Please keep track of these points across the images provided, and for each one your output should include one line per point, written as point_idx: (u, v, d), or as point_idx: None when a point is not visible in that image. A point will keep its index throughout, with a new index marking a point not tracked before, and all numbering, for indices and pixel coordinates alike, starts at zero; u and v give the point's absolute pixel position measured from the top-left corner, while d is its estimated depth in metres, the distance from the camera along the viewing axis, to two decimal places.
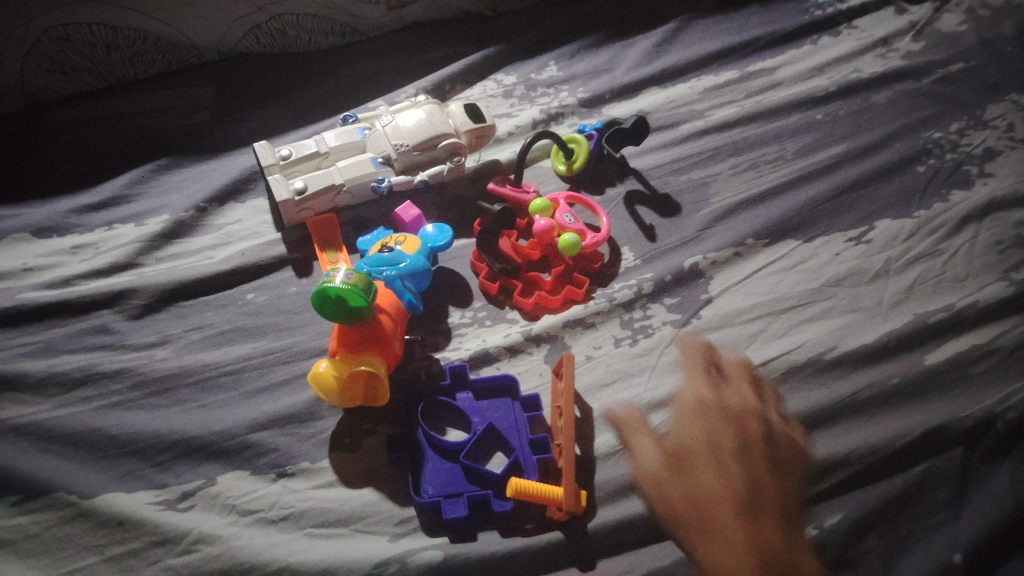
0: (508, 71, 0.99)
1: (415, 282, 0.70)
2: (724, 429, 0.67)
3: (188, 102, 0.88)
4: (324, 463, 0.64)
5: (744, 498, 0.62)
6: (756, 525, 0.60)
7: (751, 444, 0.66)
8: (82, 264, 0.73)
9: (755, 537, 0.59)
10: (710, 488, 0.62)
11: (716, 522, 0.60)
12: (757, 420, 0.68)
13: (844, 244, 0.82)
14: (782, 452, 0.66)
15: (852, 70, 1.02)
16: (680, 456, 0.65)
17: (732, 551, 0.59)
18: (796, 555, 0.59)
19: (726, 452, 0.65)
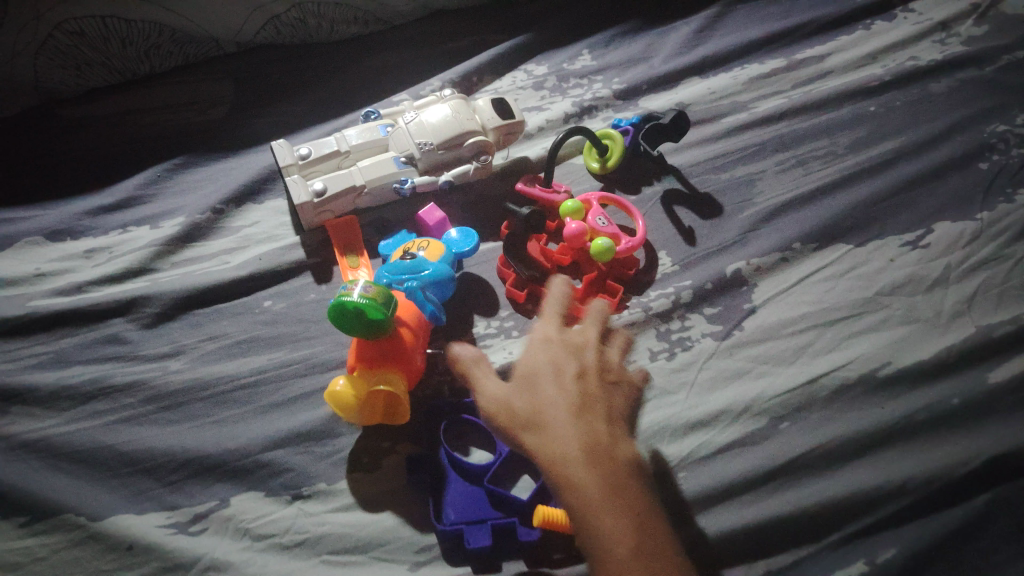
0: (539, 62, 0.95)
1: (437, 293, 0.66)
2: (547, 348, 0.57)
3: (204, 97, 0.87)
4: (341, 485, 0.61)
5: (586, 403, 0.53)
6: (588, 424, 0.51)
7: (550, 367, 0.55)
8: (95, 269, 0.71)
9: (595, 446, 0.50)
10: (560, 401, 0.52)
11: (552, 427, 0.51)
12: (590, 349, 0.58)
13: (899, 249, 0.76)
14: (580, 371, 0.55)
15: (909, 57, 0.95)
16: (525, 369, 0.56)
17: (572, 452, 0.49)
18: (630, 468, 0.50)
19: (567, 369, 0.55)
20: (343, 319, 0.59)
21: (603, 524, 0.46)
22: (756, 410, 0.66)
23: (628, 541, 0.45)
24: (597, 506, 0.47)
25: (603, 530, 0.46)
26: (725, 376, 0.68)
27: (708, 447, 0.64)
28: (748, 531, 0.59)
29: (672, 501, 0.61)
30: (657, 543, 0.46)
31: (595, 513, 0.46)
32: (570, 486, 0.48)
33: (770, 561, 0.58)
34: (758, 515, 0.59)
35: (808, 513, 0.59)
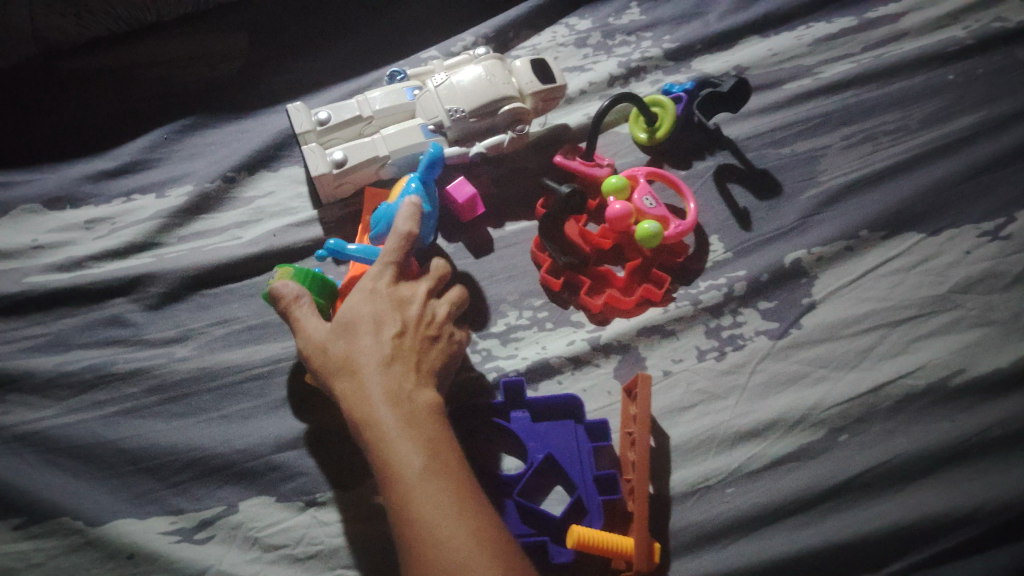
0: (582, 15, 0.86)
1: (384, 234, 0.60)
2: (373, 294, 0.52)
3: (218, 51, 0.79)
4: (356, 491, 0.55)
5: (399, 354, 0.49)
6: (398, 379, 0.48)
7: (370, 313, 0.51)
8: (96, 241, 0.66)
9: (399, 406, 0.46)
10: (373, 357, 0.48)
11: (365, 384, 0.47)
12: (415, 303, 0.53)
13: (977, 239, 0.69)
14: (399, 323, 0.51)
15: (995, 18, 0.86)
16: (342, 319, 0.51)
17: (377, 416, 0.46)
18: (437, 421, 0.47)
19: (390, 327, 0.51)
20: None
21: (407, 485, 0.43)
22: (814, 420, 0.60)
23: (425, 499, 0.42)
24: (397, 465, 0.44)
25: (403, 491, 0.43)
26: (780, 380, 0.62)
27: (758, 461, 0.58)
28: (802, 558, 0.53)
29: (717, 521, 0.55)
30: (467, 498, 0.43)
31: (396, 467, 0.44)
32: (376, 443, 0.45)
33: None
34: (813, 540, 0.54)
35: (871, 541, 0.54)
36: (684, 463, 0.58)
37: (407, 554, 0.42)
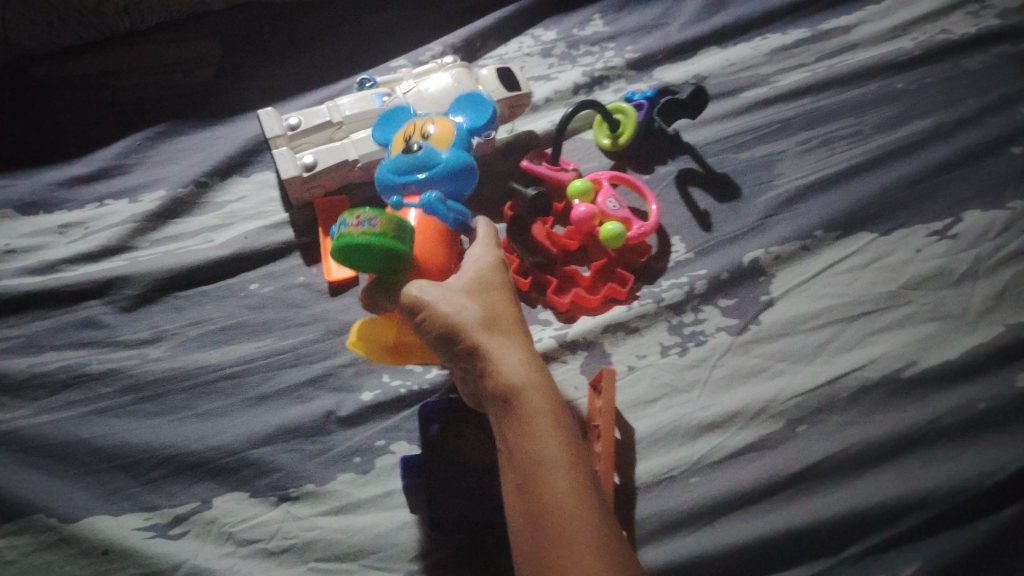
0: (546, 27, 0.90)
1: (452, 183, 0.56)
2: (500, 276, 0.51)
3: (189, 58, 0.82)
4: (330, 486, 0.57)
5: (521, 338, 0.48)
6: (528, 358, 0.46)
7: (499, 291, 0.50)
8: (69, 245, 0.66)
9: (548, 388, 0.45)
10: (512, 334, 0.47)
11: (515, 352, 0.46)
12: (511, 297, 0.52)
13: (926, 238, 0.72)
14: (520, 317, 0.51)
15: (941, 30, 0.90)
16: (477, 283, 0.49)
17: (527, 381, 0.44)
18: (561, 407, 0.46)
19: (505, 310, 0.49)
20: (354, 260, 0.48)
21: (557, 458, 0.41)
22: (773, 412, 0.62)
23: (574, 471, 0.41)
24: (545, 436, 0.42)
25: (552, 462, 0.41)
26: (740, 374, 0.64)
27: (718, 451, 0.60)
28: (762, 542, 0.55)
29: (682, 509, 0.57)
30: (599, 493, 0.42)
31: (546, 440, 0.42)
32: (522, 405, 0.43)
33: None
34: (773, 525, 0.56)
35: (828, 525, 0.56)
36: (649, 454, 0.61)
37: (545, 524, 0.39)
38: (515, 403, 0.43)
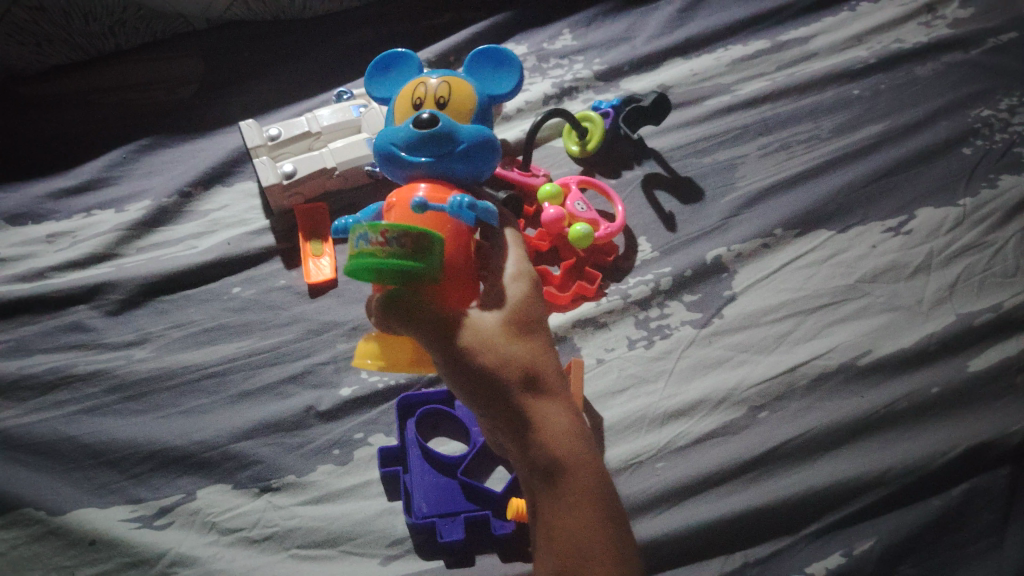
0: (517, 41, 0.93)
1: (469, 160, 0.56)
2: (537, 304, 0.51)
3: (173, 75, 0.86)
4: (310, 477, 0.59)
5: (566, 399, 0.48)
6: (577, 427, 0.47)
7: (533, 323, 0.49)
8: (57, 253, 0.69)
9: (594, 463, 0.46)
10: (556, 388, 0.47)
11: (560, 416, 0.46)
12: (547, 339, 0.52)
13: (881, 235, 0.75)
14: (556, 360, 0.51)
15: (894, 39, 0.94)
16: (517, 320, 0.48)
17: (576, 456, 0.45)
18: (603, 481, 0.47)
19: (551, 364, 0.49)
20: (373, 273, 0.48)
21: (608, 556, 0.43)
22: (735, 399, 0.65)
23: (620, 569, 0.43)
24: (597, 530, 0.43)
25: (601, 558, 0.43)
26: (704, 365, 0.67)
27: (683, 438, 0.63)
28: (725, 522, 0.57)
29: (650, 492, 0.60)
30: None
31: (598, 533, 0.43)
32: (570, 483, 0.45)
33: (747, 552, 0.57)
34: (736, 505, 0.58)
35: (788, 504, 0.58)
36: (617, 442, 0.63)
37: None
38: (564, 481, 0.45)
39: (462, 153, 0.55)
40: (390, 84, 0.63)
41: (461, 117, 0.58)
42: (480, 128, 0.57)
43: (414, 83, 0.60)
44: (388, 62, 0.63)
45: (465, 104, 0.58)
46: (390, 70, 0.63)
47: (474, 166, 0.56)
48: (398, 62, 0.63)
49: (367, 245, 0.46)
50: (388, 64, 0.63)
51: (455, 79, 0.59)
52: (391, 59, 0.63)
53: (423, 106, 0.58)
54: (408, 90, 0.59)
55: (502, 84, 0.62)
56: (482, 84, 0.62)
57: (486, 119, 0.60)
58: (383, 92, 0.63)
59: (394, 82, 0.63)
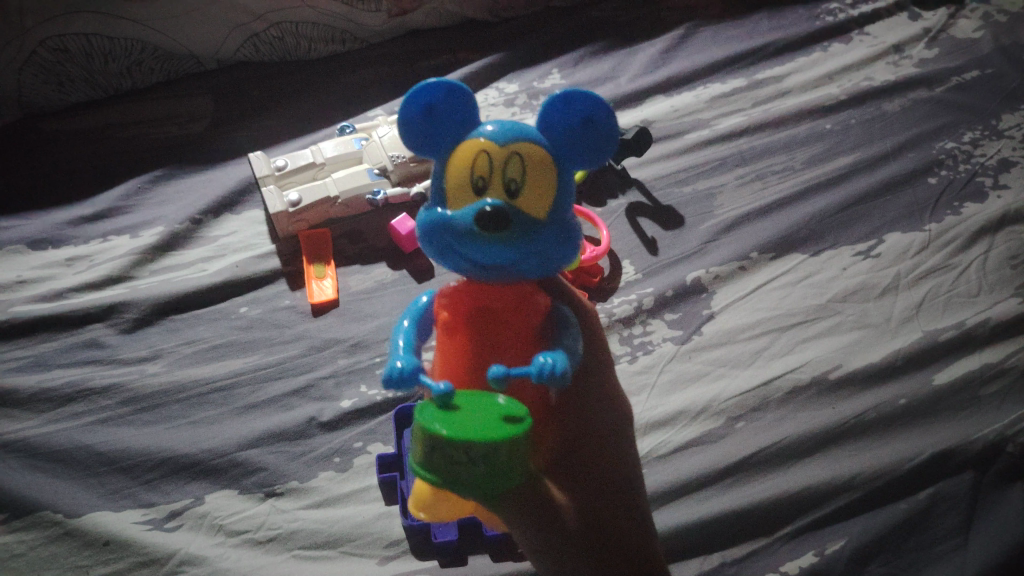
0: (510, 80, 0.99)
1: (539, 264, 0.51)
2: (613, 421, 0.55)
3: (186, 111, 0.91)
4: (313, 482, 0.62)
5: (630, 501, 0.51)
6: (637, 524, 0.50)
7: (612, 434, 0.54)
8: (75, 276, 0.73)
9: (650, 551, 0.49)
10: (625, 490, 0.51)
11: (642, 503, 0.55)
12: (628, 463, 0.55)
13: (852, 258, 0.80)
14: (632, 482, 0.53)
15: (864, 77, 1.00)
16: (597, 438, 0.53)
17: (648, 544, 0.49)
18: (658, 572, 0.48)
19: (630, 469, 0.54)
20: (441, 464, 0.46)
21: None
22: (714, 410, 0.69)
23: None
24: None
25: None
26: (685, 378, 0.71)
27: (665, 447, 0.67)
28: (704, 525, 0.61)
29: None
30: None
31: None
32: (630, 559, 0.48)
33: (724, 552, 0.60)
34: (714, 509, 0.62)
35: (762, 507, 0.62)
36: None
37: None
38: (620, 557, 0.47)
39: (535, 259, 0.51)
40: (437, 131, 0.53)
41: (537, 203, 0.51)
42: (559, 226, 0.52)
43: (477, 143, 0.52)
44: (435, 102, 0.53)
45: (542, 187, 0.52)
46: (435, 109, 0.53)
47: (547, 267, 0.52)
48: (448, 105, 0.53)
49: (438, 463, 0.44)
50: (434, 103, 0.53)
51: (529, 150, 0.52)
52: (441, 101, 0.53)
53: (488, 187, 0.51)
54: (468, 158, 0.51)
55: (588, 146, 0.54)
56: (562, 144, 0.54)
57: (565, 195, 0.53)
58: (429, 137, 0.54)
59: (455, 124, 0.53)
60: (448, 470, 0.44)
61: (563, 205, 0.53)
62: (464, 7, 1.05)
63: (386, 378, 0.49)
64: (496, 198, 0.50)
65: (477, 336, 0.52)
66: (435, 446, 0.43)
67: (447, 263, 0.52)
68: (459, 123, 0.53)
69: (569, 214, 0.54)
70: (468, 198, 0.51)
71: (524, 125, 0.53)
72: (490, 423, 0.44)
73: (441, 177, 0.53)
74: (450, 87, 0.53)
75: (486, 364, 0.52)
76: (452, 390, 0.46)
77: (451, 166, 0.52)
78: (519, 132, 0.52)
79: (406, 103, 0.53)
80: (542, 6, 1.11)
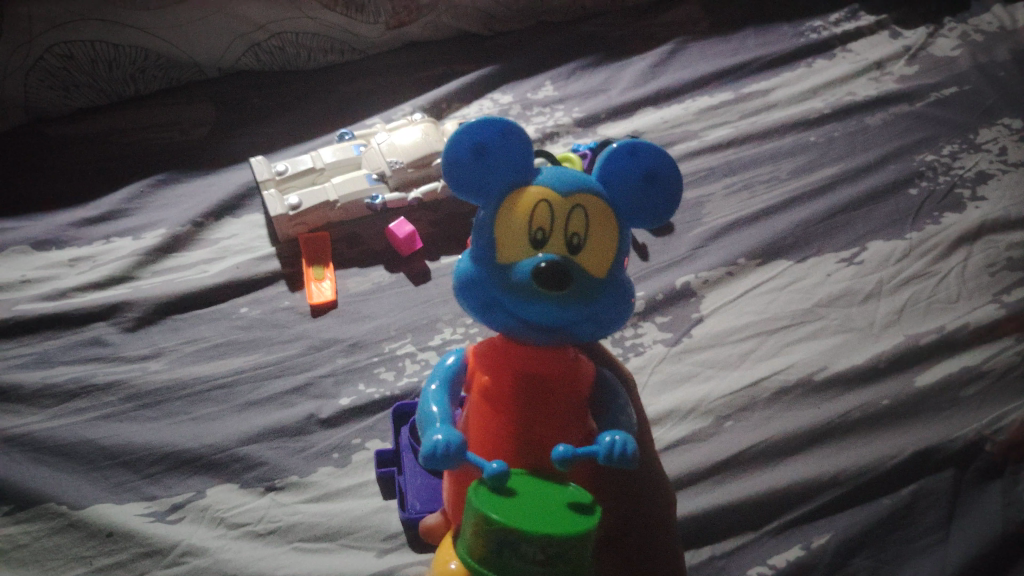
0: (504, 91, 1.01)
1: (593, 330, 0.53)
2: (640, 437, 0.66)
3: (187, 119, 0.93)
4: (313, 477, 0.64)
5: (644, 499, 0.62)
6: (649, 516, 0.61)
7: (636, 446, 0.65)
8: (79, 275, 0.75)
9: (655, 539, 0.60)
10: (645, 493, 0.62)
11: (668, 537, 0.60)
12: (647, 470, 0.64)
13: (836, 265, 0.83)
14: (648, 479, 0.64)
15: (847, 92, 1.03)
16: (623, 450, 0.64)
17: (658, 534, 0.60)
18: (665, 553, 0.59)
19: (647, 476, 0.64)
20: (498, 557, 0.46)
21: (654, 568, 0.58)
22: (703, 409, 0.71)
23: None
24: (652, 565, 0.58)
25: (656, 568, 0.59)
26: (676, 378, 0.73)
27: (657, 445, 0.68)
28: (695, 519, 0.63)
29: None
30: None
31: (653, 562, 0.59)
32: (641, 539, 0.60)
33: (714, 546, 0.62)
34: (705, 504, 0.64)
35: (751, 502, 0.64)
36: None
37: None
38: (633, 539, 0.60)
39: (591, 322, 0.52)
40: (488, 173, 0.53)
41: (598, 261, 0.53)
42: (615, 286, 0.53)
43: (536, 195, 0.52)
44: (488, 143, 0.53)
45: (601, 244, 0.53)
46: (487, 150, 0.53)
47: (602, 329, 0.53)
48: (502, 146, 0.53)
49: (505, 558, 0.44)
50: (487, 144, 0.53)
51: (591, 204, 0.53)
52: (495, 143, 0.53)
53: (547, 239, 0.52)
54: (526, 206, 0.52)
55: (651, 200, 0.56)
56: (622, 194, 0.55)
57: (623, 254, 0.54)
58: (478, 179, 0.53)
59: (508, 167, 0.53)
60: (511, 567, 0.44)
61: (621, 265, 0.54)
62: (459, 19, 1.08)
63: (430, 455, 0.48)
64: (556, 253, 0.51)
65: (526, 405, 0.52)
66: (502, 539, 0.44)
67: (495, 318, 0.53)
68: (511, 166, 0.53)
69: (624, 274, 0.55)
70: (526, 251, 0.52)
71: (582, 176, 0.54)
72: (556, 513, 0.45)
73: (491, 224, 0.53)
74: (505, 129, 0.53)
75: (535, 431, 0.52)
76: (507, 471, 0.46)
77: (505, 213, 0.53)
78: (579, 184, 0.53)
79: (457, 141, 0.53)
80: (535, 20, 1.13)
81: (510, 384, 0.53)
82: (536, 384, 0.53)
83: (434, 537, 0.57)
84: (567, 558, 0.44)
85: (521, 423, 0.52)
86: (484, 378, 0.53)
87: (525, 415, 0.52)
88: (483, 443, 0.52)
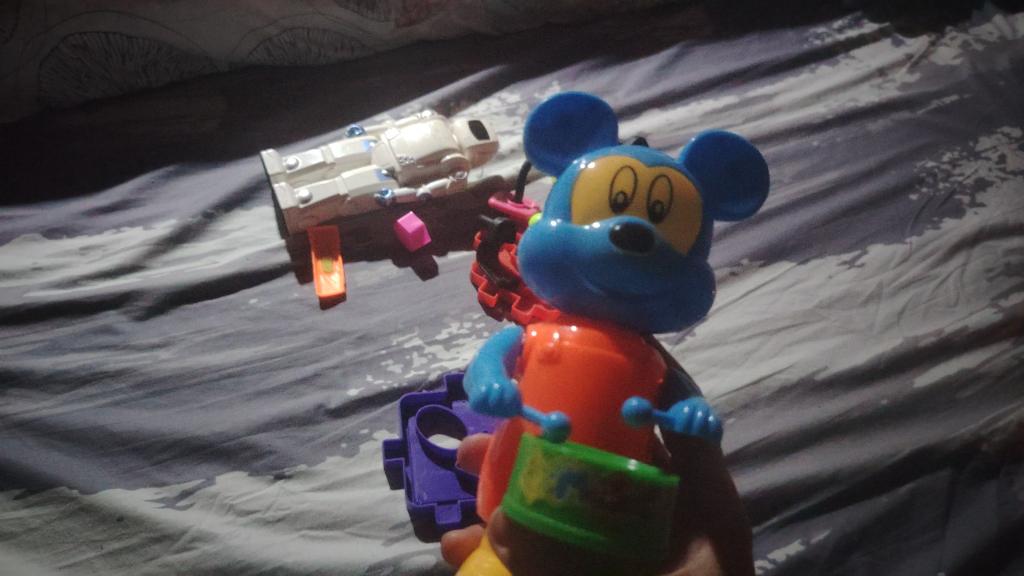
0: (511, 91, 1.02)
1: (668, 307, 0.52)
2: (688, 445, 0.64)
3: (198, 112, 0.94)
4: (321, 465, 0.64)
5: None
6: None
7: None
8: (89, 264, 0.76)
9: None
10: None
11: None
12: None
13: (838, 267, 0.84)
14: None
15: (849, 99, 1.05)
16: None
17: None
18: None
19: None
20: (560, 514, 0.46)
21: None
22: None
23: None
24: None
25: None
26: None
27: None
28: None
29: None
30: None
31: None
32: None
33: None
34: None
35: (753, 498, 0.64)
36: None
37: None
38: None
39: (673, 290, 0.52)
40: (570, 142, 0.58)
41: (677, 234, 0.53)
42: (695, 264, 0.53)
43: (620, 163, 0.54)
44: (573, 114, 0.58)
45: (682, 217, 0.53)
46: (570, 120, 0.58)
47: (678, 305, 0.52)
48: (584, 118, 0.58)
49: (570, 497, 0.45)
50: (571, 114, 0.58)
51: (675, 176, 0.54)
52: (579, 113, 0.58)
53: (629, 205, 0.52)
54: (610, 171, 0.53)
55: (734, 179, 0.58)
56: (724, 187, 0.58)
57: (703, 236, 0.55)
58: (561, 147, 0.58)
59: (586, 142, 0.59)
60: (580, 508, 0.45)
61: (701, 245, 0.54)
62: (468, 19, 1.09)
63: (481, 404, 0.47)
64: (638, 216, 0.52)
65: (594, 375, 0.51)
66: (571, 472, 0.45)
67: (566, 279, 0.52)
68: (592, 138, 0.59)
69: (704, 256, 0.55)
70: (607, 212, 0.52)
71: (665, 154, 0.56)
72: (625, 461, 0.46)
73: (570, 187, 0.54)
74: (590, 103, 0.58)
75: (607, 398, 0.51)
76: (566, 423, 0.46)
77: (587, 177, 0.54)
78: (661, 159, 0.55)
79: (545, 111, 0.58)
80: (542, 21, 1.14)
81: (581, 352, 0.51)
82: (605, 355, 0.51)
83: (457, 552, 0.55)
84: (641, 507, 0.45)
85: (593, 391, 0.51)
86: (549, 343, 0.52)
87: (596, 383, 0.51)
88: (543, 406, 0.51)
